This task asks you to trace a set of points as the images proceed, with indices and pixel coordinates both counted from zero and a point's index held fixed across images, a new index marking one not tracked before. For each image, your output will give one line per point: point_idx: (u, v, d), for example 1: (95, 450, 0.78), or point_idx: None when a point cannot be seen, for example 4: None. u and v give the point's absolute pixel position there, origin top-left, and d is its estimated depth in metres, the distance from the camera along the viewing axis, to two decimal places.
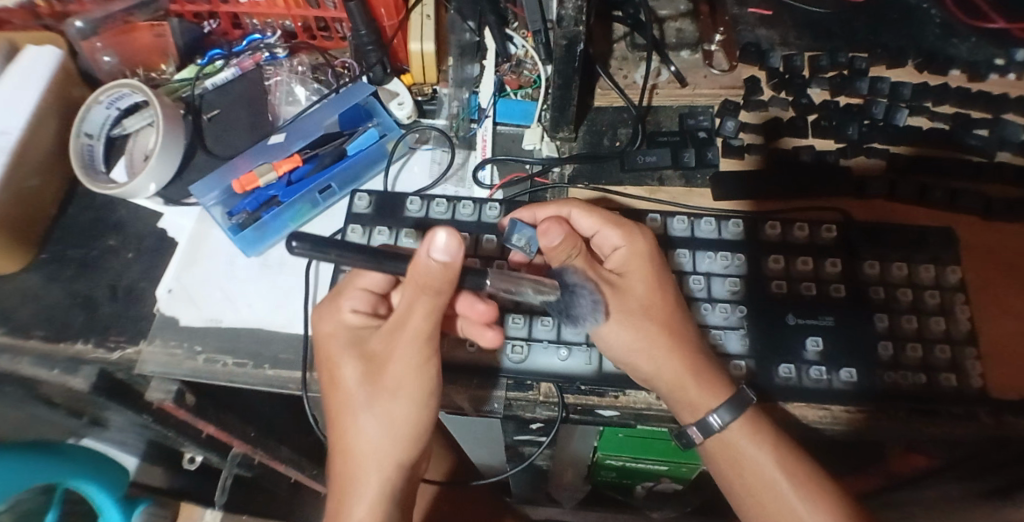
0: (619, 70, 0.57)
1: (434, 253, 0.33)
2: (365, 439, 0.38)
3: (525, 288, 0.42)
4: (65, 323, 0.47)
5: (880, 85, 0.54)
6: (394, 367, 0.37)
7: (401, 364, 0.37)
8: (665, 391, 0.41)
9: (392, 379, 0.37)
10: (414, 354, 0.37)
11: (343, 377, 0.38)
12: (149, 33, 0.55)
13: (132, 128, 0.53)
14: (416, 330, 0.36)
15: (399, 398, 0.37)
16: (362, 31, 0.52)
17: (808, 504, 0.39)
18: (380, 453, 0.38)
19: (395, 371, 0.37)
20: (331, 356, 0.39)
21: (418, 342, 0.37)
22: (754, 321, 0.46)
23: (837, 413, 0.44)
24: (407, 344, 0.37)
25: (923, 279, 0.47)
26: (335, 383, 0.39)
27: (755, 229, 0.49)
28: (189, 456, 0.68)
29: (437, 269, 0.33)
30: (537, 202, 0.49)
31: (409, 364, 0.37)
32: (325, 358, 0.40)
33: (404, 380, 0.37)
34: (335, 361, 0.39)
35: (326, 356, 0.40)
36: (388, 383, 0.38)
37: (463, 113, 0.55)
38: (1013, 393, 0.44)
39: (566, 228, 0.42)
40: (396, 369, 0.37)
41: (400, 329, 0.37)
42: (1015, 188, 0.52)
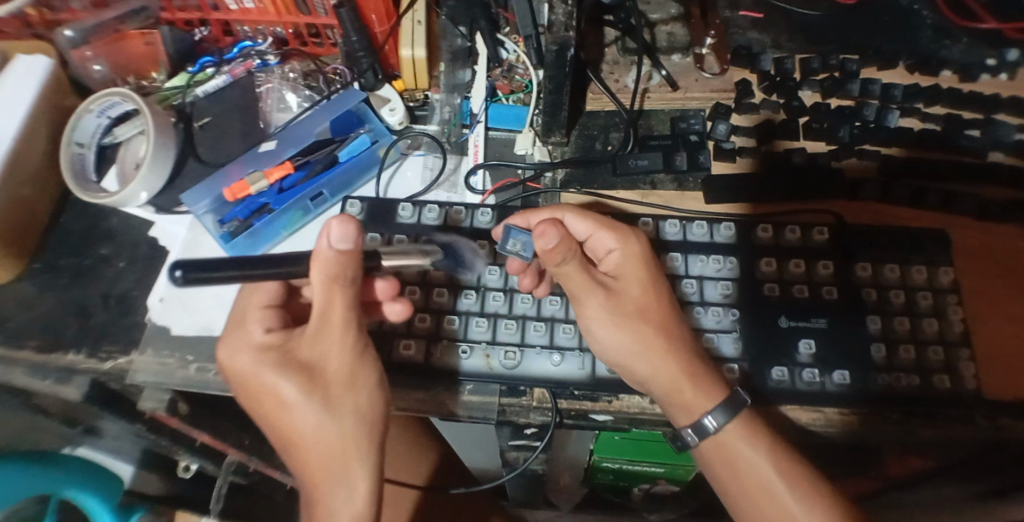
0: (610, 74, 0.57)
1: (333, 242, 0.35)
2: (322, 443, 0.36)
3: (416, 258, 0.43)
4: (57, 333, 0.47)
5: (871, 87, 0.55)
6: (329, 362, 0.37)
7: (336, 357, 0.37)
8: (659, 394, 0.41)
9: (331, 375, 0.37)
10: (347, 343, 0.37)
11: (274, 393, 0.36)
12: (141, 42, 0.56)
13: (122, 137, 0.53)
14: (339, 322, 0.37)
15: (343, 392, 0.37)
16: (353, 38, 0.52)
17: (801, 499, 0.39)
18: (341, 451, 0.36)
19: (332, 367, 0.37)
20: (253, 377, 0.36)
21: (346, 331, 0.37)
22: (748, 324, 0.46)
23: (831, 416, 0.44)
24: (334, 336, 0.37)
25: (916, 281, 0.47)
26: (268, 401, 0.36)
27: (748, 232, 0.49)
28: (185, 464, 0.68)
29: (337, 257, 0.36)
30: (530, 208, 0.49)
31: (345, 356, 0.37)
32: (247, 383, 0.37)
33: (344, 371, 0.37)
34: (259, 380, 0.36)
35: (247, 379, 0.37)
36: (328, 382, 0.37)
37: (455, 119, 0.56)
38: (1006, 394, 0.44)
39: (561, 231, 0.40)
40: (332, 363, 0.37)
41: (324, 327, 0.37)
42: (1007, 189, 0.52)
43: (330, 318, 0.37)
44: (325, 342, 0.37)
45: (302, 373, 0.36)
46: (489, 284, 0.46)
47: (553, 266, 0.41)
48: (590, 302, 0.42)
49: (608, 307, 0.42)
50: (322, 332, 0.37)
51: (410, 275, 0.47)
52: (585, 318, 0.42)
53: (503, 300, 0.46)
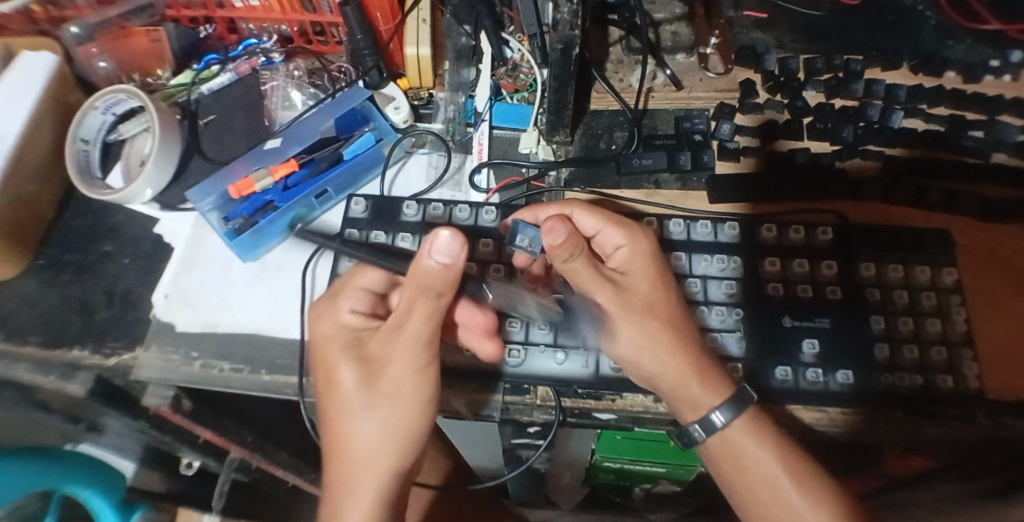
0: (614, 73, 0.57)
1: (434, 255, 0.32)
2: (356, 439, 0.37)
3: (525, 303, 0.45)
4: (60, 329, 0.47)
5: (875, 88, 0.55)
6: (392, 369, 0.37)
7: (401, 367, 0.36)
8: (665, 390, 0.41)
9: (390, 382, 0.37)
10: (416, 358, 0.36)
11: (340, 379, 0.37)
12: (144, 39, 0.55)
13: (128, 134, 0.53)
14: (419, 335, 0.35)
15: (397, 401, 0.37)
16: (357, 36, 0.52)
17: (808, 500, 0.39)
18: (368, 454, 0.37)
19: (393, 375, 0.37)
20: (330, 355, 0.38)
21: (422, 347, 0.36)
22: (752, 323, 0.46)
23: (835, 415, 0.44)
24: (409, 348, 0.36)
25: (919, 281, 0.47)
26: (331, 382, 0.38)
27: (751, 232, 0.49)
28: (187, 460, 0.68)
29: (434, 269, 0.32)
30: (537, 204, 0.49)
31: (411, 369, 0.36)
32: (321, 358, 0.39)
33: (402, 383, 0.37)
34: (333, 359, 0.38)
35: (324, 355, 0.38)
36: (385, 388, 0.37)
37: (460, 117, 0.56)
38: (1008, 394, 0.44)
39: (570, 228, 0.39)
40: (395, 372, 0.36)
41: (401, 332, 0.36)
42: (1010, 189, 0.52)
43: (410, 327, 0.35)
44: (396, 349, 0.36)
45: (366, 369, 0.37)
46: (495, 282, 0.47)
47: (559, 262, 0.40)
48: (597, 298, 0.42)
49: (616, 303, 0.42)
50: (400, 339, 0.36)
51: None
52: None
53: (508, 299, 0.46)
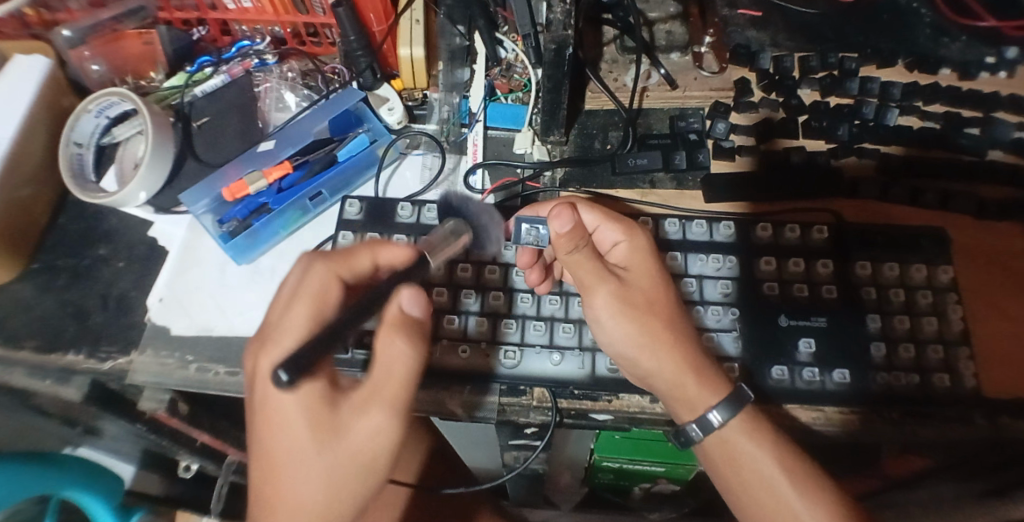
0: (609, 73, 0.57)
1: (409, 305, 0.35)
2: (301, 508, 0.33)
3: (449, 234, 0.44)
4: (56, 334, 0.47)
5: (870, 86, 0.55)
6: (358, 430, 0.33)
7: (370, 430, 0.33)
8: (663, 389, 0.41)
9: (354, 445, 0.33)
10: (389, 421, 0.33)
11: (288, 438, 0.33)
12: (138, 41, 0.56)
13: (121, 137, 0.53)
14: (392, 393, 0.34)
15: (358, 465, 0.33)
16: (351, 37, 0.52)
17: (805, 499, 0.39)
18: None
19: (360, 436, 0.33)
20: (275, 411, 0.33)
21: (396, 407, 0.34)
22: (748, 324, 0.46)
23: (831, 414, 0.44)
24: (382, 410, 0.33)
25: (915, 279, 0.47)
26: (275, 440, 0.33)
27: (747, 231, 0.49)
28: (184, 464, 0.68)
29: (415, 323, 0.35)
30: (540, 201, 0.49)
31: (383, 431, 0.33)
32: (261, 409, 0.33)
33: (371, 447, 0.33)
34: (280, 427, 0.32)
35: (265, 408, 0.33)
36: (348, 453, 0.33)
37: (454, 118, 0.56)
38: (1003, 393, 0.44)
39: (576, 216, 0.40)
40: (361, 436, 0.33)
41: (373, 391, 0.34)
42: (1006, 187, 0.52)
43: (387, 383, 0.34)
44: (367, 410, 0.33)
45: (324, 429, 0.33)
46: (490, 282, 0.47)
47: (563, 250, 0.40)
48: (600, 291, 0.41)
49: (619, 298, 0.41)
50: (371, 398, 0.34)
51: None
52: (594, 307, 0.41)
53: (503, 299, 0.46)
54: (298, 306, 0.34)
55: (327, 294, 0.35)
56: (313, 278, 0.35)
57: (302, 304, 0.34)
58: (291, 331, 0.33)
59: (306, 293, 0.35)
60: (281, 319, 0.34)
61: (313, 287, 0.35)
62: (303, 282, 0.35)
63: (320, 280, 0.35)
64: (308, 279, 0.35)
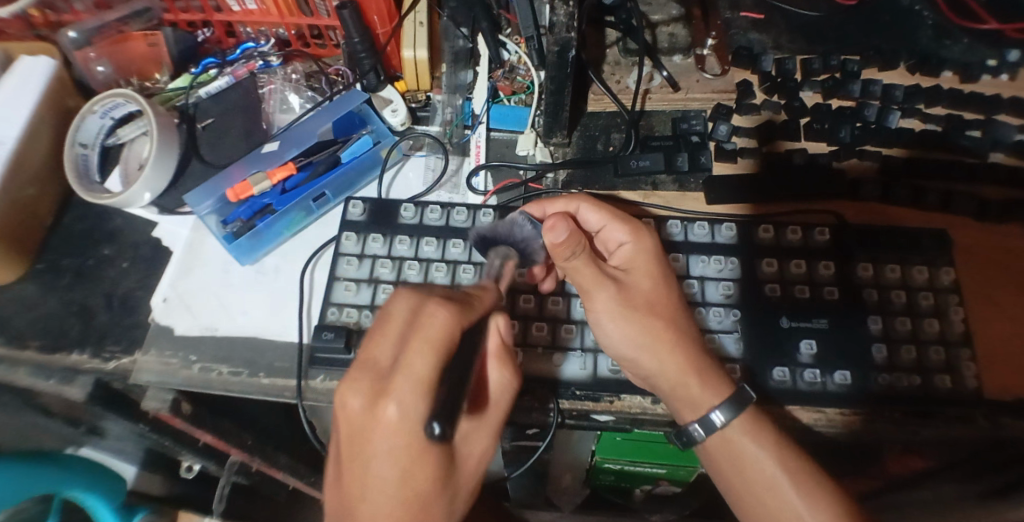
0: (612, 75, 0.57)
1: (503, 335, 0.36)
2: None
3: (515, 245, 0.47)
4: (60, 334, 0.47)
5: (872, 88, 0.55)
6: (467, 460, 0.33)
7: (477, 457, 0.34)
8: (665, 389, 0.41)
9: (462, 475, 0.33)
10: (492, 445, 0.35)
11: (408, 483, 0.31)
12: (143, 43, 0.56)
13: (126, 138, 0.54)
14: (493, 420, 0.35)
15: (463, 496, 0.33)
16: (355, 39, 0.52)
17: (806, 498, 0.39)
18: None
19: (467, 466, 0.33)
20: (394, 458, 0.31)
21: (497, 431, 0.35)
22: (749, 325, 0.46)
23: (833, 416, 0.44)
24: (485, 437, 0.34)
25: (917, 281, 0.47)
26: (390, 485, 0.31)
27: (749, 233, 0.49)
28: (187, 464, 0.68)
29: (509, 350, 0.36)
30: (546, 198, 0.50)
31: (486, 456, 0.34)
32: (374, 455, 0.31)
33: (475, 474, 0.34)
34: (402, 476, 0.31)
35: (382, 455, 0.31)
36: (459, 485, 0.33)
37: (457, 119, 0.56)
38: (1005, 393, 0.45)
39: (571, 225, 0.40)
40: (470, 464, 0.34)
41: (480, 421, 0.34)
42: (1008, 188, 0.52)
43: (493, 410, 0.35)
44: (475, 439, 0.34)
45: (444, 471, 0.32)
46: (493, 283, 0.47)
47: (559, 258, 0.41)
48: (600, 295, 0.42)
49: (620, 300, 0.41)
50: (478, 427, 0.34)
51: (413, 276, 0.47)
52: (595, 311, 0.42)
53: (506, 300, 0.46)
54: (424, 351, 0.31)
55: (452, 336, 0.32)
56: (434, 320, 0.32)
57: (426, 348, 0.31)
58: (418, 380, 0.31)
59: (427, 336, 0.31)
60: (400, 363, 0.31)
61: (436, 329, 0.32)
62: (419, 320, 0.32)
63: (442, 321, 0.32)
64: (428, 317, 0.32)
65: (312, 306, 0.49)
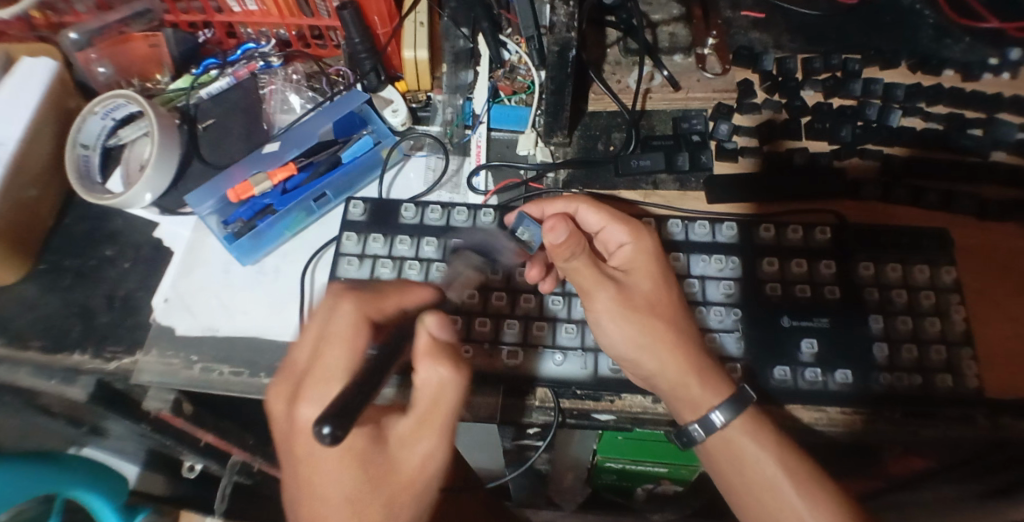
0: (612, 74, 0.57)
1: (437, 331, 0.35)
2: None
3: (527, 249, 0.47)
4: (62, 334, 0.47)
5: (873, 87, 0.55)
6: (408, 462, 0.34)
7: (419, 458, 0.34)
8: (665, 389, 0.41)
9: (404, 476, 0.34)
10: (439, 447, 0.35)
11: (339, 483, 0.33)
12: (144, 43, 0.56)
13: (127, 138, 0.54)
14: (436, 422, 0.34)
15: (409, 498, 0.34)
16: (355, 39, 0.52)
17: (806, 499, 0.38)
18: None
19: (409, 467, 0.34)
20: (321, 457, 0.33)
21: (445, 432, 0.35)
22: (750, 325, 0.46)
23: (834, 415, 0.44)
24: (430, 438, 0.34)
25: (918, 280, 0.47)
26: (323, 483, 0.33)
27: (749, 232, 0.49)
28: (189, 464, 0.68)
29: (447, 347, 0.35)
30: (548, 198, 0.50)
31: (431, 458, 0.35)
32: (304, 457, 0.33)
33: (421, 476, 0.34)
34: (329, 476, 0.33)
35: (309, 456, 0.33)
36: (398, 485, 0.34)
37: (458, 120, 0.56)
38: (1007, 393, 0.44)
39: (571, 226, 0.39)
40: (413, 464, 0.34)
41: (420, 421, 0.34)
42: (1009, 187, 0.52)
43: (434, 410, 0.34)
44: (417, 439, 0.34)
45: (371, 471, 0.33)
46: (493, 283, 0.47)
47: (560, 259, 0.40)
48: (599, 294, 0.41)
49: (619, 301, 0.41)
50: (420, 428, 0.34)
51: (413, 276, 0.47)
52: (594, 311, 0.42)
53: (506, 300, 0.46)
54: (332, 351, 0.33)
55: (358, 335, 0.34)
56: (341, 319, 0.34)
57: (335, 348, 0.33)
58: (329, 381, 0.33)
59: (334, 335, 0.34)
60: (311, 366, 0.34)
61: (342, 328, 0.34)
62: (330, 321, 0.35)
63: (347, 320, 0.34)
64: (336, 317, 0.35)
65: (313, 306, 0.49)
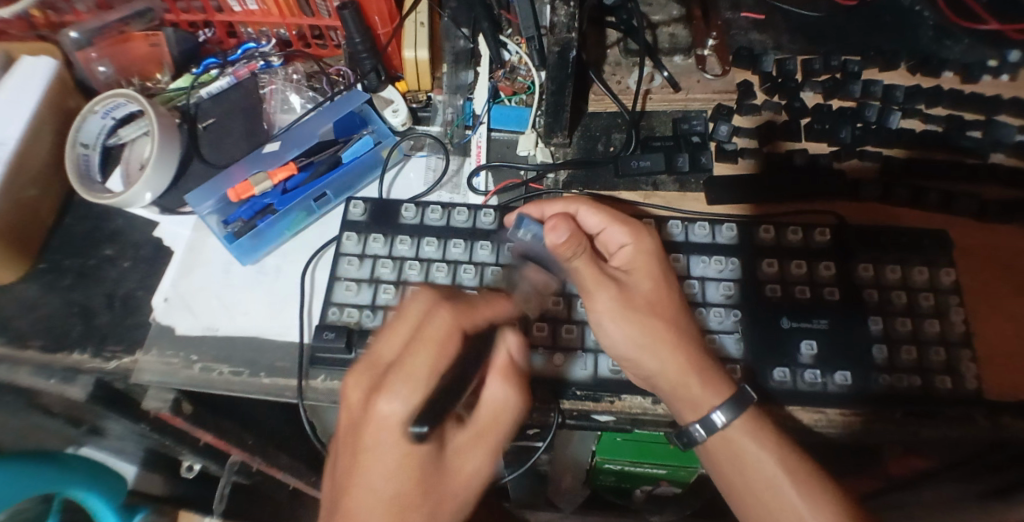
0: (613, 75, 0.57)
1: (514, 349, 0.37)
2: None
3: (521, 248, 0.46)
4: (62, 334, 0.47)
5: (873, 88, 0.55)
6: (462, 474, 0.34)
7: (468, 473, 0.34)
8: (665, 389, 0.41)
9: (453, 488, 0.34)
10: (486, 464, 0.35)
11: (395, 479, 0.32)
12: (144, 43, 0.56)
13: (127, 138, 0.54)
14: (492, 440, 0.36)
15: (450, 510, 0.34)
16: (356, 39, 0.52)
17: (807, 497, 0.39)
18: None
19: (456, 481, 0.34)
20: (386, 453, 0.32)
21: (495, 452, 0.36)
22: (749, 325, 0.46)
23: (833, 416, 0.44)
24: (481, 453, 0.35)
25: (917, 282, 0.47)
26: (376, 478, 0.32)
27: (749, 233, 0.49)
28: (187, 464, 0.68)
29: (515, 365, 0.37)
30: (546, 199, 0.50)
31: (480, 475, 0.35)
32: (365, 450, 0.33)
33: (466, 491, 0.35)
34: (384, 472, 0.32)
35: (370, 447, 0.32)
36: (446, 495, 0.33)
37: (458, 120, 0.56)
38: (1005, 394, 0.45)
39: (572, 226, 0.41)
40: (461, 478, 0.34)
41: (478, 433, 0.35)
42: (1008, 189, 0.53)
43: (492, 426, 0.36)
44: (470, 453, 0.35)
45: (428, 477, 0.33)
46: (493, 283, 0.47)
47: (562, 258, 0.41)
48: (600, 295, 0.42)
49: (621, 301, 0.41)
50: (474, 441, 0.35)
51: (414, 276, 0.47)
52: (595, 311, 0.42)
53: (506, 300, 0.46)
54: (421, 352, 0.33)
55: (451, 340, 0.33)
56: (438, 323, 0.33)
57: (426, 350, 0.33)
58: (415, 380, 0.32)
59: (429, 337, 0.33)
60: (397, 362, 0.33)
61: (437, 331, 0.33)
62: (426, 320, 0.34)
63: (443, 324, 0.33)
64: (433, 318, 0.34)
65: (313, 306, 0.49)
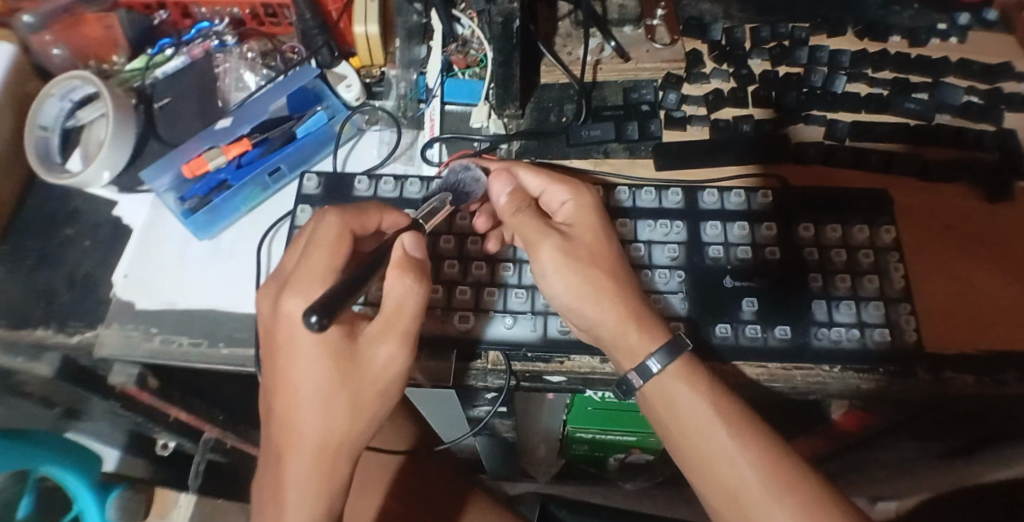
0: (563, 47, 0.57)
1: (410, 249, 0.37)
2: (306, 432, 0.33)
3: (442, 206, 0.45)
4: (23, 313, 0.48)
5: (818, 54, 0.56)
6: (375, 362, 0.34)
7: (383, 359, 0.34)
8: (607, 339, 0.41)
9: (371, 376, 0.34)
10: (402, 349, 0.35)
11: (312, 368, 0.33)
12: (98, 26, 0.56)
13: (86, 119, 0.54)
14: (403, 328, 0.35)
15: (368, 397, 0.34)
16: (305, 16, 0.53)
17: (737, 438, 0.37)
18: (318, 450, 0.33)
19: (376, 367, 0.34)
20: (296, 347, 0.33)
21: (408, 338, 0.35)
22: (694, 285, 0.47)
23: (775, 370, 0.45)
24: (394, 341, 0.35)
25: (858, 240, 0.49)
26: (296, 374, 0.33)
27: (694, 198, 0.50)
28: (162, 442, 0.70)
29: (416, 262, 0.36)
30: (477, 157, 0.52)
31: (396, 361, 0.35)
32: (281, 349, 0.34)
33: (384, 376, 0.35)
34: (292, 361, 0.33)
35: (285, 348, 0.34)
36: (363, 383, 0.34)
37: (411, 94, 0.57)
38: (946, 349, 0.46)
39: (513, 183, 0.45)
40: (376, 367, 0.34)
41: (383, 325, 0.35)
42: (951, 149, 0.54)
43: (396, 316, 0.35)
44: (381, 342, 0.34)
45: (342, 364, 0.33)
46: (445, 252, 0.48)
47: (507, 211, 0.43)
48: (543, 244, 0.41)
49: (563, 251, 0.41)
50: (383, 331, 0.35)
51: None
52: (538, 263, 0.41)
53: (458, 267, 0.47)
54: (316, 255, 0.35)
55: (342, 241, 0.36)
56: (325, 228, 0.36)
57: (318, 250, 0.35)
58: (312, 278, 0.34)
59: (319, 241, 0.35)
60: (295, 268, 0.35)
61: (326, 235, 0.36)
62: (316, 229, 0.36)
63: (333, 229, 0.36)
64: (321, 226, 0.36)
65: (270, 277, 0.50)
